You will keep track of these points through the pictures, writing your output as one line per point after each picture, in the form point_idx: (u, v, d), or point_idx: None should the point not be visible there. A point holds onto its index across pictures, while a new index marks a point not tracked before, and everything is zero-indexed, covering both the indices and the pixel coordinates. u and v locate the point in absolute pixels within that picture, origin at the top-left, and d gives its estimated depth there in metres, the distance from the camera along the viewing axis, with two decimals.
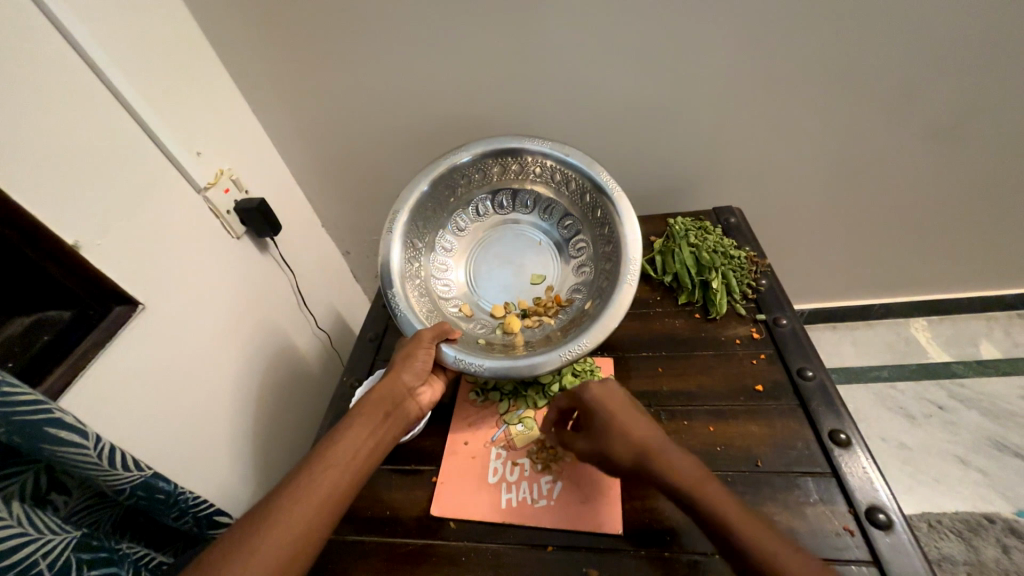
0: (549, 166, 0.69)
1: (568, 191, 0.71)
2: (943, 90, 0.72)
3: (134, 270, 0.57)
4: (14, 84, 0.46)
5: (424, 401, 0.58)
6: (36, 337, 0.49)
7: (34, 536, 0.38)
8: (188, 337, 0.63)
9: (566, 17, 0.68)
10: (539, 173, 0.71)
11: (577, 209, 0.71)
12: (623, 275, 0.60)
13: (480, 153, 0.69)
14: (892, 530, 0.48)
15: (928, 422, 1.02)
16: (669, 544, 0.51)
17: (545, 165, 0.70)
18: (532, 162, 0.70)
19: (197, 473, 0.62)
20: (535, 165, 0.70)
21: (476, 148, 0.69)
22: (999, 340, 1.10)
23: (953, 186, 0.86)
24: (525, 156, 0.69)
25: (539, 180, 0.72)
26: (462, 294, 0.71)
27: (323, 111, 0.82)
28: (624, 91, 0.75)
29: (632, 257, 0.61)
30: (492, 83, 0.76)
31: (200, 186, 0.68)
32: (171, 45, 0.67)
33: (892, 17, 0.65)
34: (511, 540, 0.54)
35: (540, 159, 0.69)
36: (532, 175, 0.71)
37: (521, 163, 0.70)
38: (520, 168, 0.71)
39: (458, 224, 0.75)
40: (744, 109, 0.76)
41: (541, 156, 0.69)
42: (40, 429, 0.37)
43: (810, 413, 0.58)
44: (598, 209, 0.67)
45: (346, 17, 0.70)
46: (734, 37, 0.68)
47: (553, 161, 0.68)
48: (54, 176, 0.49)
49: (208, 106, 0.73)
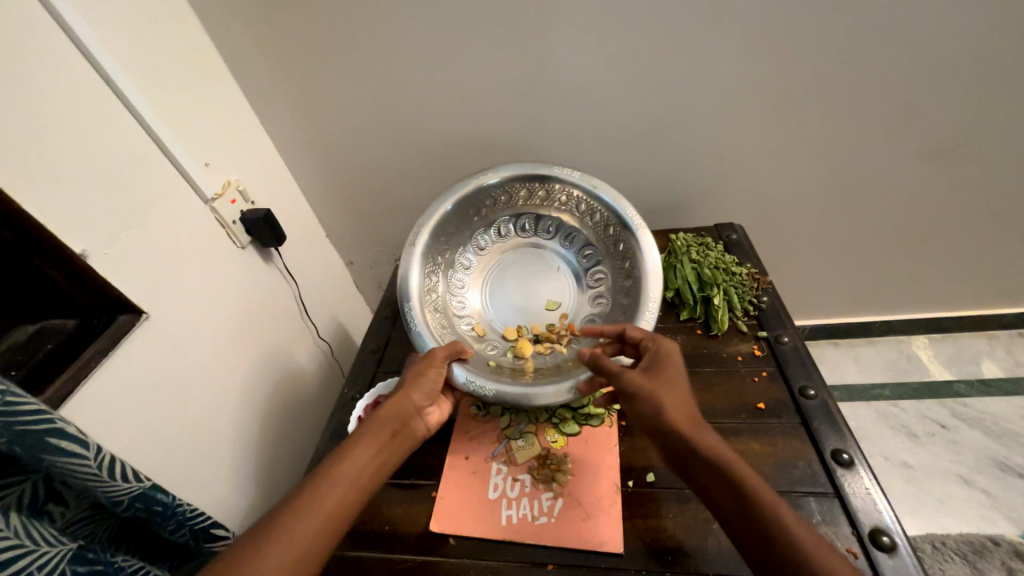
0: (576, 197, 0.71)
1: (591, 222, 0.71)
2: (942, 110, 0.73)
3: (139, 279, 0.57)
4: (24, 90, 0.47)
5: (432, 422, 0.58)
6: (39, 345, 0.50)
7: (29, 548, 0.38)
8: (190, 347, 0.63)
9: (571, 35, 0.69)
10: (564, 202, 0.72)
11: (599, 240, 0.71)
12: (642, 312, 0.60)
13: (509, 176, 0.70)
14: (896, 553, 0.48)
15: (931, 441, 1.02)
16: (670, 564, 0.50)
17: (572, 194, 0.70)
18: (559, 190, 0.71)
19: (198, 484, 0.62)
20: (560, 193, 0.71)
21: (505, 172, 0.70)
22: (1001, 358, 1.10)
23: (953, 205, 0.86)
24: (552, 183, 0.70)
25: (564, 208, 0.72)
26: (476, 313, 0.72)
27: (330, 123, 0.83)
28: (627, 107, 0.76)
29: (653, 294, 0.61)
30: (497, 97, 0.77)
31: (206, 198, 0.69)
32: (182, 58, 0.68)
33: (892, 39, 0.66)
34: (510, 557, 0.53)
35: (567, 188, 0.70)
36: (557, 203, 0.72)
37: (548, 190, 0.71)
38: (546, 194, 0.72)
39: (478, 242, 0.75)
40: (746, 126, 0.77)
41: (569, 185, 0.70)
42: (42, 439, 0.37)
43: (813, 432, 0.57)
44: (621, 243, 0.68)
45: (355, 32, 0.71)
46: (736, 56, 0.69)
47: (580, 191, 0.69)
48: (63, 183, 0.50)
49: (216, 117, 0.74)
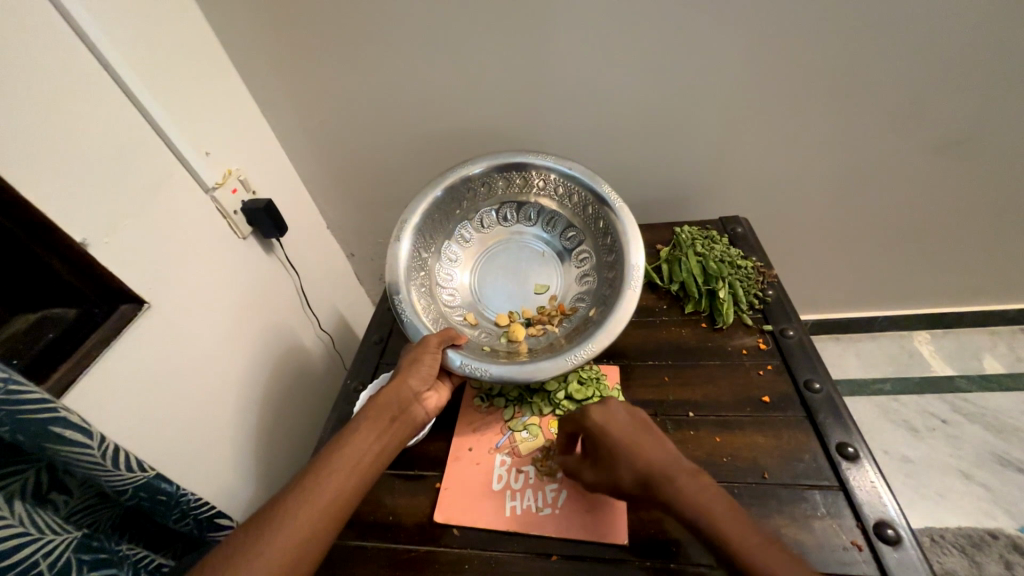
0: (553, 180, 0.70)
1: (571, 204, 0.71)
2: (951, 104, 0.72)
3: (139, 268, 0.56)
4: (23, 76, 0.46)
5: (430, 407, 0.57)
6: (41, 333, 0.49)
7: (35, 535, 0.38)
8: (191, 336, 0.63)
9: (576, 26, 0.68)
10: (542, 186, 0.72)
11: (580, 221, 0.71)
12: (626, 284, 0.60)
13: (488, 167, 0.70)
14: (901, 546, 0.48)
15: (932, 436, 1.02)
16: (675, 555, 0.50)
17: (549, 178, 0.70)
18: (536, 176, 0.71)
19: (200, 473, 0.62)
20: (539, 178, 0.71)
21: (486, 160, 0.69)
22: (1003, 354, 1.10)
23: (959, 200, 0.86)
24: (530, 170, 0.70)
25: (543, 193, 0.72)
26: (467, 303, 0.71)
27: (332, 114, 0.83)
28: (632, 99, 0.75)
29: (636, 264, 0.61)
30: (500, 88, 0.76)
31: (208, 186, 0.68)
32: (182, 45, 0.67)
33: (902, 30, 0.65)
34: (514, 548, 0.54)
35: (545, 173, 0.70)
36: (536, 188, 0.72)
37: (526, 177, 0.71)
38: (525, 181, 0.72)
39: (463, 234, 0.75)
40: (752, 119, 0.76)
41: (545, 169, 0.69)
42: (44, 428, 0.37)
43: (818, 425, 0.57)
44: (600, 220, 0.68)
45: (357, 21, 0.70)
46: (743, 48, 0.68)
47: (557, 174, 0.69)
48: (66, 173, 0.49)
49: (217, 105, 0.73)
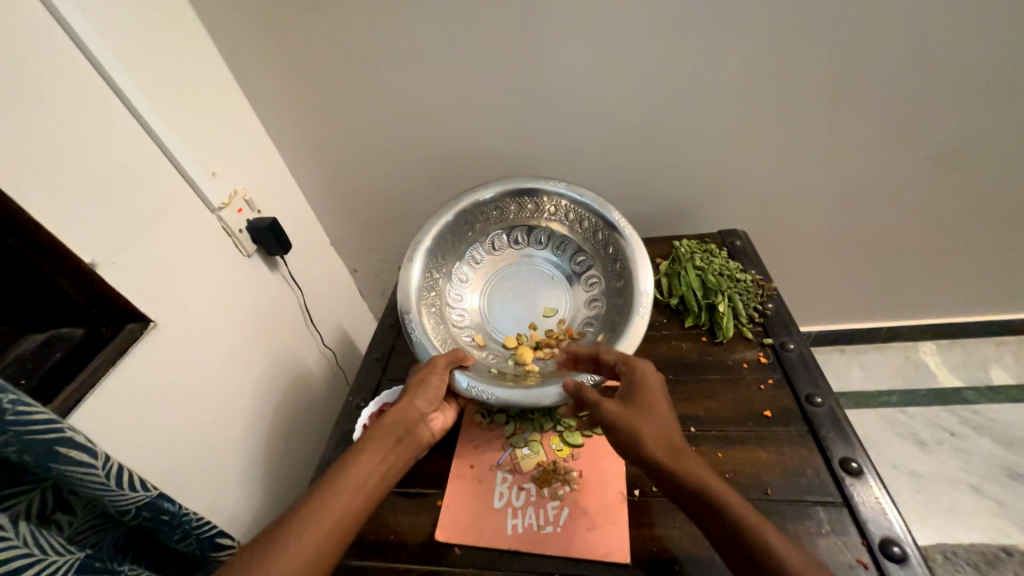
0: (564, 206, 0.72)
1: (581, 230, 0.72)
2: (946, 117, 0.73)
3: (145, 287, 0.57)
4: (40, 110, 0.48)
5: (436, 428, 0.58)
6: (49, 353, 0.50)
7: (38, 557, 0.38)
8: (197, 354, 0.64)
9: (573, 47, 0.70)
10: (553, 212, 0.73)
11: (590, 247, 0.72)
12: (636, 309, 0.60)
13: (501, 191, 0.71)
14: (907, 564, 0.47)
15: (940, 449, 1.01)
16: (677, 574, 0.50)
17: (560, 204, 0.72)
18: (548, 202, 0.72)
19: (203, 492, 0.62)
20: (550, 204, 0.72)
21: (499, 185, 0.71)
22: (1010, 365, 1.09)
23: (958, 211, 0.86)
24: (542, 196, 0.71)
25: (554, 219, 0.73)
26: (475, 323, 0.71)
27: (335, 134, 0.84)
28: (629, 117, 0.77)
29: (645, 291, 0.62)
30: (500, 107, 0.78)
31: (214, 206, 0.70)
32: (192, 71, 0.69)
33: (893, 47, 0.66)
34: (516, 567, 0.53)
35: (556, 199, 0.71)
36: (548, 213, 0.73)
37: (537, 202, 0.72)
38: (536, 206, 0.73)
39: (474, 256, 0.75)
40: (748, 135, 0.77)
41: (557, 196, 0.71)
42: (52, 448, 0.37)
43: (821, 440, 0.57)
44: (610, 246, 0.69)
45: (360, 44, 0.72)
46: (737, 66, 0.69)
47: (568, 200, 0.71)
48: (77, 199, 0.51)
49: (223, 127, 0.75)
